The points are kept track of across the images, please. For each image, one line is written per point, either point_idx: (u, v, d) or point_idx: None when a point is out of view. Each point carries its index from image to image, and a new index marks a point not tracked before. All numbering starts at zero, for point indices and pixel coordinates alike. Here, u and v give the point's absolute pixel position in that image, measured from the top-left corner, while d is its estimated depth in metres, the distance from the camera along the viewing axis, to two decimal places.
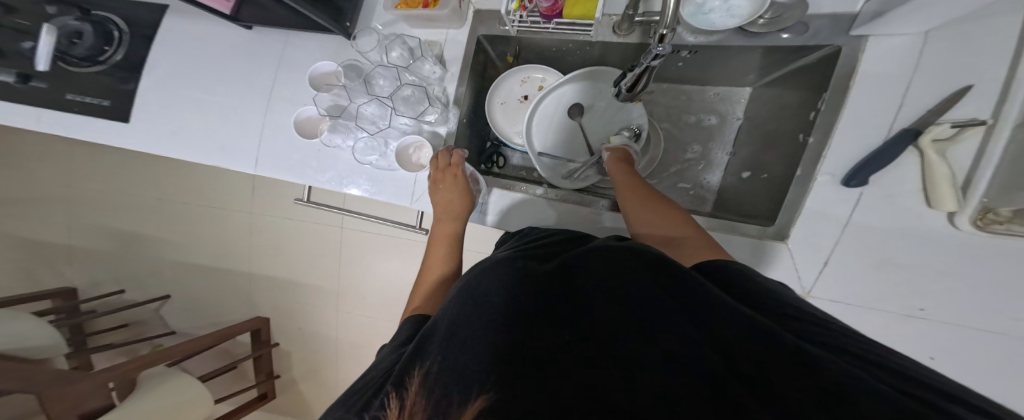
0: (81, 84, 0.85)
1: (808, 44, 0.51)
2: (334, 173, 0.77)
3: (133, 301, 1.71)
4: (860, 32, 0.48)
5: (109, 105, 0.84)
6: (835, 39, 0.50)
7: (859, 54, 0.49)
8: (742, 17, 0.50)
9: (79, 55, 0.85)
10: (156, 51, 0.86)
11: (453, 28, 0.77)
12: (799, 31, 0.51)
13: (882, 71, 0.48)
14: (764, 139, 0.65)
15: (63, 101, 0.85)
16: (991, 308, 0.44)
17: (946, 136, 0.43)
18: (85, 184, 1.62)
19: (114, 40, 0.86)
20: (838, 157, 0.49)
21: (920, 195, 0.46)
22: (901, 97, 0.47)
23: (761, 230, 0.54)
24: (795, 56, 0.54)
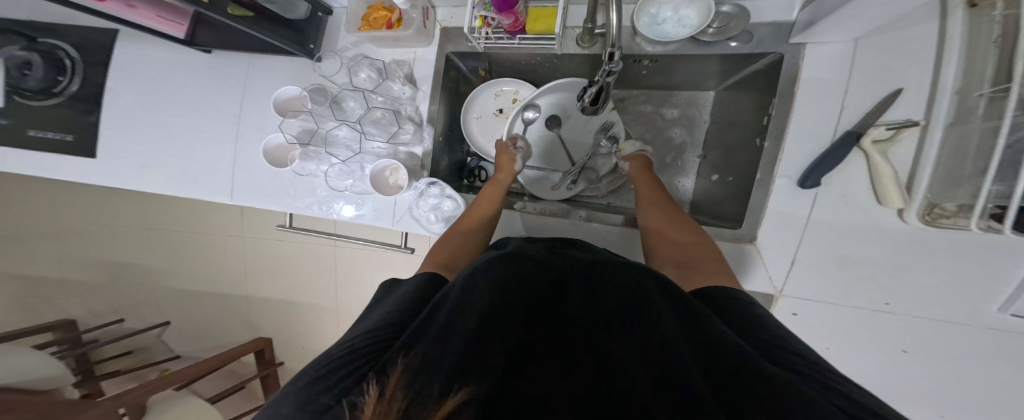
0: (42, 119, 0.84)
1: (754, 52, 0.53)
2: (313, 198, 0.78)
3: (132, 329, 1.70)
4: (799, 40, 0.49)
5: (71, 140, 0.84)
6: (778, 46, 0.51)
7: (800, 61, 0.50)
8: (692, 27, 0.52)
9: (36, 88, 0.84)
10: (118, 82, 0.85)
11: (420, 47, 0.77)
12: (745, 39, 0.52)
13: (824, 78, 0.49)
14: (728, 143, 0.66)
15: (26, 139, 0.84)
16: (944, 300, 0.46)
17: (885, 137, 0.44)
18: (68, 216, 1.60)
19: (68, 70, 0.84)
20: (792, 159, 0.50)
21: (871, 193, 0.47)
22: (841, 101, 0.48)
23: (732, 232, 0.56)
24: (744, 62, 0.56)
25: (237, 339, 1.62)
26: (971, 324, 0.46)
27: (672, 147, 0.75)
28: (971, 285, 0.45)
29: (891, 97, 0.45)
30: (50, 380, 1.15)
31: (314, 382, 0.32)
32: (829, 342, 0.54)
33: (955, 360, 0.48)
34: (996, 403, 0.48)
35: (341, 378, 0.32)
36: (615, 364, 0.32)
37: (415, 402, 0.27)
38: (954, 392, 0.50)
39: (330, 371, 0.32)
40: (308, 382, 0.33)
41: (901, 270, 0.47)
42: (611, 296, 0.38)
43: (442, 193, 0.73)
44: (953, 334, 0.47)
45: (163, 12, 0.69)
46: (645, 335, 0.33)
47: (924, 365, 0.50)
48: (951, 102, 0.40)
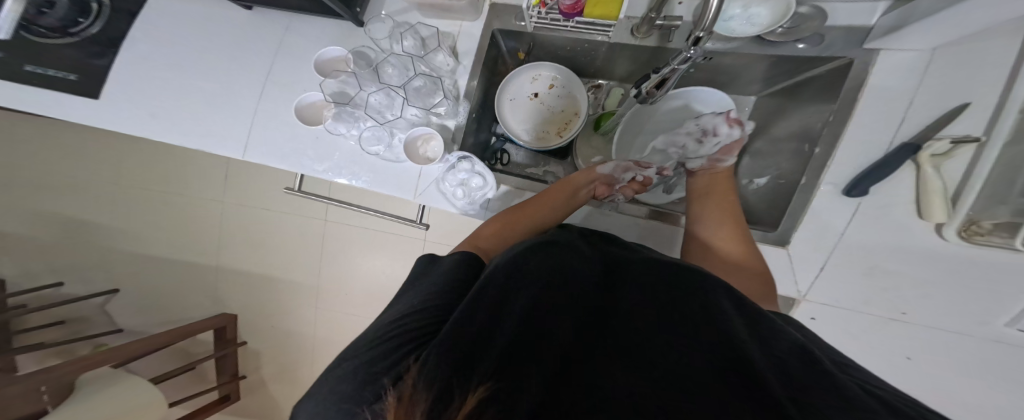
0: (44, 54, 0.77)
1: (822, 55, 0.54)
2: (332, 162, 0.73)
3: (73, 295, 1.55)
4: (874, 46, 0.52)
5: (75, 79, 0.77)
6: (851, 50, 0.53)
7: (869, 67, 0.53)
8: (762, 26, 0.55)
9: (48, 26, 0.77)
10: (139, 27, 0.81)
11: (467, 21, 0.75)
12: (814, 42, 0.54)
13: (890, 86, 0.52)
14: (765, 149, 0.69)
15: (20, 73, 0.77)
16: (957, 311, 0.50)
17: (943, 151, 0.46)
18: (38, 162, 1.47)
19: (91, 14, 0.79)
20: (839, 168, 0.53)
21: (913, 206, 0.50)
22: (902, 113, 0.51)
23: (764, 235, 0.58)
24: (806, 66, 0.57)
25: (203, 312, 1.51)
26: (981, 336, 0.49)
27: None
28: (991, 300, 0.48)
29: (957, 110, 0.47)
30: None
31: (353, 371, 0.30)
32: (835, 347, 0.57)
33: (957, 371, 0.52)
34: (982, 414, 0.52)
35: (383, 367, 0.30)
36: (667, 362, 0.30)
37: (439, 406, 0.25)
38: (951, 402, 0.53)
39: (367, 358, 0.31)
40: (348, 369, 0.31)
41: (924, 280, 0.50)
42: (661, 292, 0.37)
43: (472, 169, 0.70)
44: (960, 344, 0.50)
45: None
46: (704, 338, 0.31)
47: (927, 373, 0.53)
48: (1014, 119, 0.43)
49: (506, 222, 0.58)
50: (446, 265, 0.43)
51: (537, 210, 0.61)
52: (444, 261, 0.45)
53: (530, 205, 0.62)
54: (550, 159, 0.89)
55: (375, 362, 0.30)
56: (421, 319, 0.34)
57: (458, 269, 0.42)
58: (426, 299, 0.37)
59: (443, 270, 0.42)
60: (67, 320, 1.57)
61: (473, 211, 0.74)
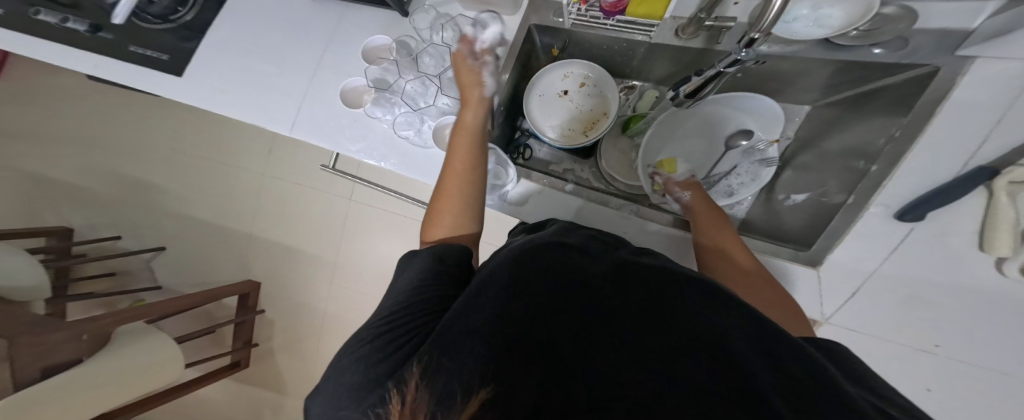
0: (145, 37, 0.84)
1: (901, 62, 0.50)
2: (364, 144, 0.75)
3: (123, 249, 1.65)
4: (969, 53, 0.46)
5: (166, 59, 0.83)
6: (939, 57, 0.48)
7: (958, 79, 0.46)
8: (832, 28, 0.51)
9: (154, 13, 0.84)
10: (227, 17, 0.85)
11: (505, 14, 0.75)
12: (895, 47, 0.50)
13: (976, 99, 0.45)
14: (807, 165, 0.66)
15: (118, 50, 0.83)
16: (1006, 354, 0.47)
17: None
18: (114, 124, 1.63)
19: (189, 2, 0.86)
20: (900, 188, 0.49)
21: (974, 239, 0.46)
22: (987, 131, 0.44)
23: (795, 254, 0.55)
24: (881, 73, 0.53)
25: (228, 278, 1.57)
26: None
27: (756, 154, 0.71)
28: None
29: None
30: (21, 293, 1.16)
31: (357, 365, 0.31)
32: None
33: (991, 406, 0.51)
34: None
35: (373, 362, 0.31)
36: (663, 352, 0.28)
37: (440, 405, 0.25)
38: None
39: (368, 354, 0.32)
40: (350, 362, 0.32)
41: (971, 317, 0.48)
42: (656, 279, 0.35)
43: (495, 160, 0.72)
44: (998, 383, 0.49)
45: None
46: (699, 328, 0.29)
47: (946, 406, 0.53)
48: None
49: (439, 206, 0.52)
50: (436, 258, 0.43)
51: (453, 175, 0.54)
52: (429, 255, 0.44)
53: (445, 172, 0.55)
54: (573, 157, 0.87)
55: (378, 358, 0.31)
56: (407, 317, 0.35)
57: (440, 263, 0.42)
58: (413, 294, 0.38)
59: (427, 263, 0.42)
60: (119, 271, 1.68)
61: (494, 200, 0.74)
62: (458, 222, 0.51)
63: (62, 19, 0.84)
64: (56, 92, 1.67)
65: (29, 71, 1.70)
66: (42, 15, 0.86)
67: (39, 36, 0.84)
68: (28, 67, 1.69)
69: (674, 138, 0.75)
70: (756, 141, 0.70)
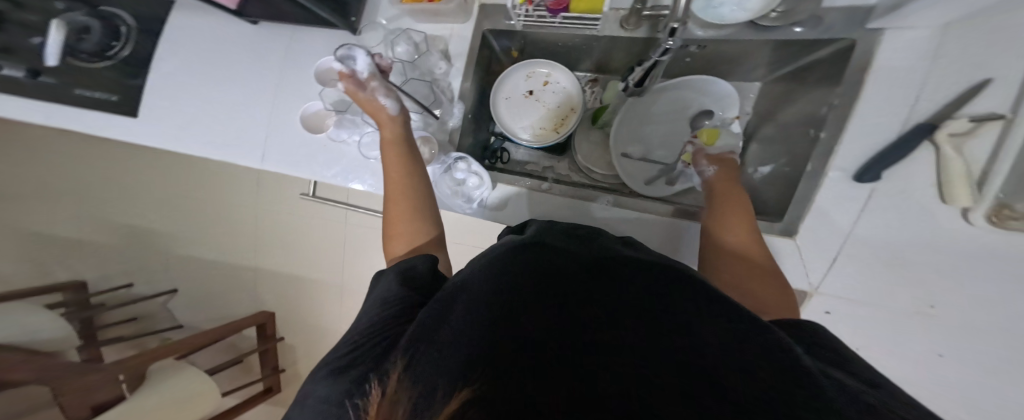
0: (89, 78, 0.85)
1: (822, 38, 0.52)
2: (339, 168, 0.77)
3: (142, 294, 1.72)
4: (878, 25, 0.49)
5: (116, 100, 0.84)
6: (852, 31, 0.50)
7: (875, 47, 0.49)
8: (752, 11, 0.50)
9: (89, 51, 0.84)
10: (164, 47, 0.85)
11: (457, 23, 0.75)
12: (812, 25, 0.52)
13: (899, 65, 0.49)
14: (772, 135, 0.66)
15: (69, 96, 0.85)
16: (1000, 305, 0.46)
17: (964, 129, 0.43)
18: (99, 174, 1.64)
19: (123, 36, 0.85)
20: (848, 152, 0.50)
21: (934, 189, 0.46)
22: (917, 92, 0.48)
23: (770, 226, 0.55)
24: (806, 50, 0.55)
25: (242, 309, 1.62)
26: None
27: (721, 131, 0.71)
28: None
29: (975, 88, 0.44)
30: (51, 343, 1.21)
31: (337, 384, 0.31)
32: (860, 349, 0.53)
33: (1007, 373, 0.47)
34: None
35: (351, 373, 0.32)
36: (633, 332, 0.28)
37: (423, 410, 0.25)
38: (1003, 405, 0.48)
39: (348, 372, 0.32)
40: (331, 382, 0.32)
41: (952, 271, 0.47)
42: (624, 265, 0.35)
43: (468, 168, 0.71)
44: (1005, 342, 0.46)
45: None
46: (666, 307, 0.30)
47: (969, 380, 0.49)
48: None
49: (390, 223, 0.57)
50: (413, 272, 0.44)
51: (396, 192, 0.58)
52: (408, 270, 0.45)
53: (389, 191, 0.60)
54: (549, 155, 0.87)
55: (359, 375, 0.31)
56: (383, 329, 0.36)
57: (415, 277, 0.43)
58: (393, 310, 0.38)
59: (404, 278, 0.43)
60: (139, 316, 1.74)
61: (473, 208, 0.75)
62: (412, 235, 0.55)
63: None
64: (37, 149, 1.66)
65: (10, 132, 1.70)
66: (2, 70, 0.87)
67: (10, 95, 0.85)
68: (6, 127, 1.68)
69: (641, 126, 0.77)
70: (717, 118, 0.71)
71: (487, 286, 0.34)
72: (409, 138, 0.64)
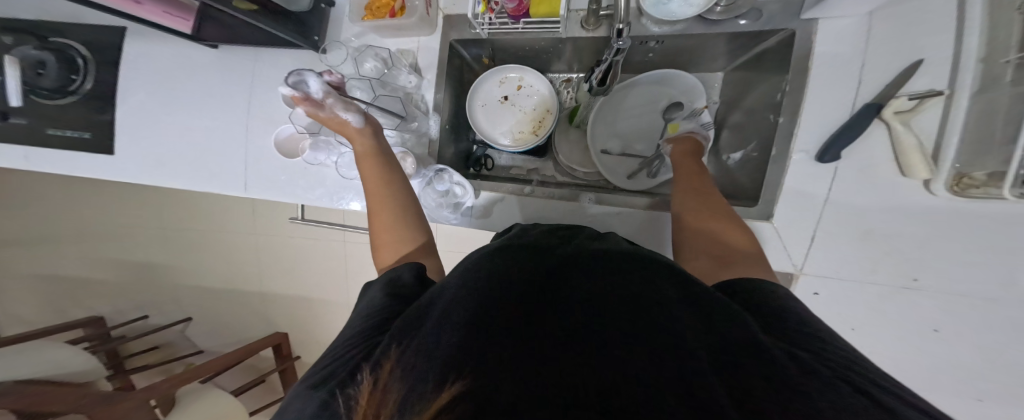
0: (59, 117, 0.85)
1: (764, 29, 0.54)
2: (323, 189, 0.78)
3: (157, 324, 1.74)
4: (810, 16, 0.51)
5: (88, 138, 0.85)
6: (788, 22, 0.53)
7: (812, 36, 0.52)
8: (698, 6, 0.51)
9: (49, 88, 0.83)
10: (126, 77, 0.86)
11: (423, 36, 0.76)
12: (754, 17, 0.54)
13: (836, 52, 0.51)
14: (740, 121, 0.67)
15: (46, 137, 0.85)
16: (978, 274, 0.46)
17: (908, 107, 0.44)
18: (98, 212, 1.66)
19: (81, 69, 0.85)
20: (808, 133, 0.51)
21: (895, 164, 0.47)
22: (858, 75, 0.49)
23: (747, 210, 0.55)
24: (755, 40, 0.57)
25: (252, 332, 1.64)
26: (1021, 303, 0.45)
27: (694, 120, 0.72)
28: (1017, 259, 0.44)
29: (914, 66, 0.45)
30: (82, 374, 1.23)
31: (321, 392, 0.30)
32: (849, 325, 0.53)
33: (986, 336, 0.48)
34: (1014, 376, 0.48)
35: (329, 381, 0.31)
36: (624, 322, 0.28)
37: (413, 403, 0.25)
38: (990, 366, 0.48)
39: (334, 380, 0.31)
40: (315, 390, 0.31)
41: (924, 241, 0.47)
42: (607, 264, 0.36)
43: (450, 179, 0.72)
44: (980, 309, 0.47)
45: (171, 8, 0.70)
46: (652, 299, 0.30)
47: (954, 347, 0.49)
48: (976, 69, 0.41)
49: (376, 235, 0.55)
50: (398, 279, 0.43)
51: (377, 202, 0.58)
52: (395, 277, 0.44)
53: (371, 202, 0.58)
54: (532, 158, 0.88)
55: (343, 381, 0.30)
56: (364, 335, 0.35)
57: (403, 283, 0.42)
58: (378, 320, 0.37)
59: (391, 283, 0.42)
60: (161, 344, 1.76)
61: (457, 219, 0.76)
62: (404, 238, 0.54)
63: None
64: (36, 194, 1.68)
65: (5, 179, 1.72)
66: None
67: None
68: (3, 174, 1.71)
69: (617, 122, 0.78)
70: (689, 109, 0.72)
71: (477, 286, 0.34)
72: (385, 149, 0.64)
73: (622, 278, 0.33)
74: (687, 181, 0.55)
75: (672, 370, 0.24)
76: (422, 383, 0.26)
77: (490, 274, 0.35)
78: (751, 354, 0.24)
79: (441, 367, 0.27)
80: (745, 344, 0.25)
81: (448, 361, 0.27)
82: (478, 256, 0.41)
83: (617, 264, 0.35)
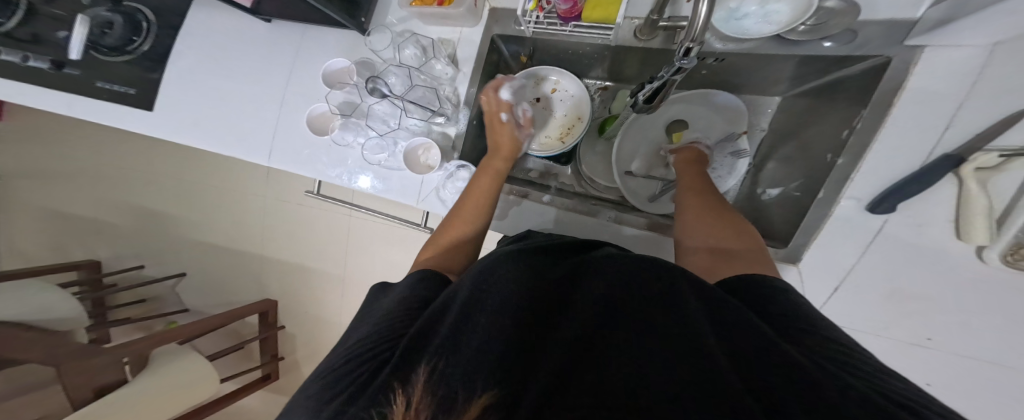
0: (111, 72, 0.85)
1: (853, 54, 0.50)
2: (344, 168, 0.76)
3: (150, 277, 1.73)
4: (917, 43, 0.46)
5: (133, 93, 0.85)
6: (890, 48, 0.48)
7: (910, 67, 0.47)
8: (778, 24, 0.50)
9: (110, 45, 0.84)
10: (183, 41, 0.85)
11: (467, 26, 0.74)
12: (844, 40, 0.50)
13: (936, 88, 0.46)
14: (788, 155, 0.65)
15: (88, 87, 0.85)
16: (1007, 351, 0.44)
17: (992, 164, 0.42)
18: (113, 158, 1.65)
19: (143, 31, 0.85)
20: (864, 181, 0.49)
21: (952, 228, 0.45)
22: (951, 112, 0.45)
23: (774, 251, 0.54)
24: (836, 66, 0.53)
25: (246, 297, 1.63)
26: None
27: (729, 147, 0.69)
28: None
29: (1014, 116, 0.41)
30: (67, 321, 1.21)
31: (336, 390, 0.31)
32: None
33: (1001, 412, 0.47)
34: None
35: (346, 380, 0.31)
36: (639, 341, 0.28)
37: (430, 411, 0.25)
38: None
39: (348, 379, 0.31)
40: (329, 389, 0.31)
41: (958, 309, 0.45)
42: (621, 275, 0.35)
43: (469, 177, 0.71)
44: (999, 382, 0.46)
45: None
46: (666, 314, 0.29)
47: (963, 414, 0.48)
48: None
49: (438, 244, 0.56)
50: (410, 280, 0.43)
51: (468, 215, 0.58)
52: (408, 277, 0.44)
53: (459, 209, 0.59)
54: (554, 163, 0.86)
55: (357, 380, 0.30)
56: (378, 336, 0.34)
57: (421, 282, 0.42)
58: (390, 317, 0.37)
59: (407, 285, 0.42)
60: (148, 298, 1.76)
61: None
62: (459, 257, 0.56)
63: (23, 57, 0.86)
64: (53, 132, 1.68)
65: (23, 111, 1.71)
66: (31, 62, 0.86)
67: (25, 78, 0.87)
68: (23, 108, 1.71)
69: (648, 140, 0.77)
70: (727, 135, 0.71)
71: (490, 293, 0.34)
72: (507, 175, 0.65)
73: (635, 290, 0.32)
74: (687, 187, 0.57)
75: (686, 388, 0.23)
76: (440, 391, 0.26)
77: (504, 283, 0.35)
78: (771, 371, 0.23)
79: (458, 377, 0.27)
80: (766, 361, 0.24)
81: (465, 371, 0.27)
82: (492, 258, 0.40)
83: (631, 273, 0.35)
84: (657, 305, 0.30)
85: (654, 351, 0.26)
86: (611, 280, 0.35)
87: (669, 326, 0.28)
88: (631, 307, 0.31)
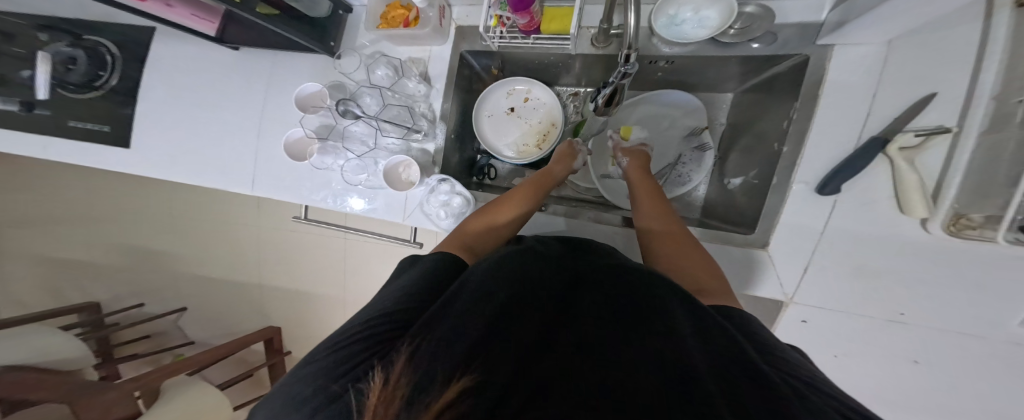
0: (83, 110, 0.87)
1: (778, 53, 0.55)
2: (328, 191, 0.78)
3: (150, 314, 1.73)
4: (826, 42, 0.51)
5: (108, 130, 0.86)
6: (804, 48, 0.53)
7: (825, 64, 0.52)
8: (712, 28, 0.55)
9: (75, 82, 0.85)
10: (150, 74, 0.87)
11: (435, 45, 0.77)
12: (768, 40, 0.55)
13: (848, 81, 0.51)
14: (744, 145, 0.68)
15: (63, 128, 0.87)
16: (969, 317, 0.46)
17: (913, 144, 0.45)
18: (104, 199, 1.66)
19: (108, 65, 0.86)
20: (810, 166, 0.52)
21: (894, 202, 0.48)
22: (868, 106, 0.50)
23: (745, 237, 0.57)
24: (767, 65, 0.59)
25: (247, 326, 1.63)
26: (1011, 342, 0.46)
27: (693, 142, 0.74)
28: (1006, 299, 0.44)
29: (924, 100, 0.45)
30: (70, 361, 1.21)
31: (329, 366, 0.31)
32: (835, 350, 0.55)
33: (971, 372, 0.49)
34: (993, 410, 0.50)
35: (339, 359, 0.32)
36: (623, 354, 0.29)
37: (418, 392, 0.26)
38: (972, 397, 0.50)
39: (344, 356, 0.32)
40: (322, 365, 0.32)
41: (917, 280, 0.47)
42: (619, 292, 0.37)
43: (452, 190, 0.72)
44: (966, 346, 0.48)
45: (197, 10, 0.69)
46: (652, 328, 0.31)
47: (936, 378, 0.51)
48: (988, 107, 0.40)
49: (473, 222, 0.57)
50: (418, 267, 0.44)
51: (513, 207, 0.60)
52: (417, 263, 0.45)
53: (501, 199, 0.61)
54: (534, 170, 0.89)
55: (351, 360, 0.31)
56: (381, 318, 0.35)
57: (432, 270, 0.43)
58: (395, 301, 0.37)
59: (416, 271, 0.42)
60: (153, 334, 1.75)
61: None
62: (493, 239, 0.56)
63: None
64: (43, 177, 1.69)
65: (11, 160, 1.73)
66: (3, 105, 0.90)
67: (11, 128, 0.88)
68: (10, 156, 1.72)
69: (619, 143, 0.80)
70: (691, 131, 0.74)
71: (494, 293, 0.35)
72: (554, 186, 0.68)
73: (629, 307, 0.34)
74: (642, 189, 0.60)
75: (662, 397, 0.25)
76: (430, 377, 0.27)
77: (506, 285, 0.36)
78: (742, 381, 0.25)
79: (449, 368, 0.28)
80: (738, 373, 0.26)
81: (456, 364, 0.28)
82: (499, 259, 0.42)
83: (628, 291, 0.36)
84: (647, 319, 0.32)
85: (637, 363, 0.28)
86: (610, 298, 0.37)
87: (654, 335, 0.30)
88: (623, 323, 0.33)
